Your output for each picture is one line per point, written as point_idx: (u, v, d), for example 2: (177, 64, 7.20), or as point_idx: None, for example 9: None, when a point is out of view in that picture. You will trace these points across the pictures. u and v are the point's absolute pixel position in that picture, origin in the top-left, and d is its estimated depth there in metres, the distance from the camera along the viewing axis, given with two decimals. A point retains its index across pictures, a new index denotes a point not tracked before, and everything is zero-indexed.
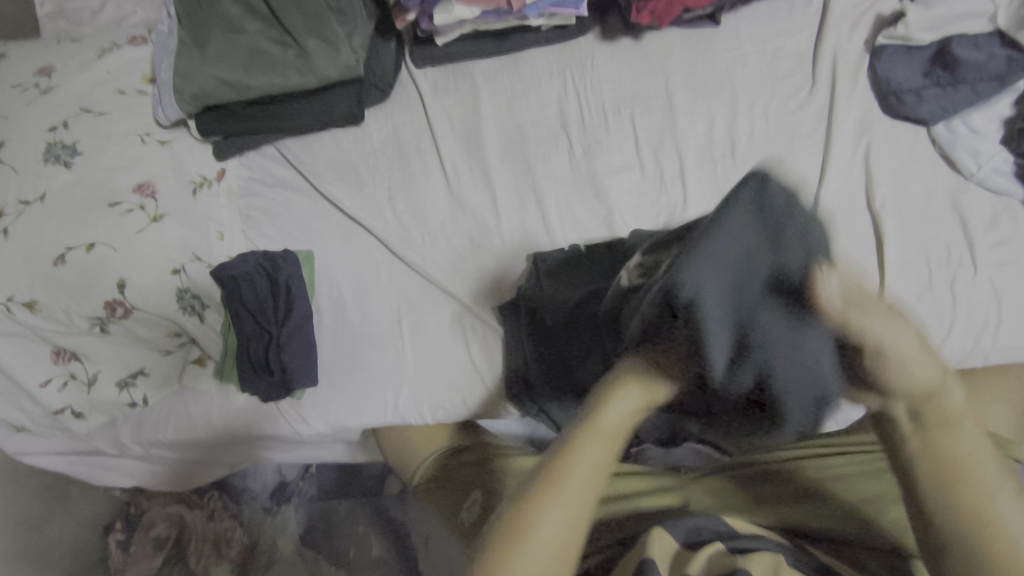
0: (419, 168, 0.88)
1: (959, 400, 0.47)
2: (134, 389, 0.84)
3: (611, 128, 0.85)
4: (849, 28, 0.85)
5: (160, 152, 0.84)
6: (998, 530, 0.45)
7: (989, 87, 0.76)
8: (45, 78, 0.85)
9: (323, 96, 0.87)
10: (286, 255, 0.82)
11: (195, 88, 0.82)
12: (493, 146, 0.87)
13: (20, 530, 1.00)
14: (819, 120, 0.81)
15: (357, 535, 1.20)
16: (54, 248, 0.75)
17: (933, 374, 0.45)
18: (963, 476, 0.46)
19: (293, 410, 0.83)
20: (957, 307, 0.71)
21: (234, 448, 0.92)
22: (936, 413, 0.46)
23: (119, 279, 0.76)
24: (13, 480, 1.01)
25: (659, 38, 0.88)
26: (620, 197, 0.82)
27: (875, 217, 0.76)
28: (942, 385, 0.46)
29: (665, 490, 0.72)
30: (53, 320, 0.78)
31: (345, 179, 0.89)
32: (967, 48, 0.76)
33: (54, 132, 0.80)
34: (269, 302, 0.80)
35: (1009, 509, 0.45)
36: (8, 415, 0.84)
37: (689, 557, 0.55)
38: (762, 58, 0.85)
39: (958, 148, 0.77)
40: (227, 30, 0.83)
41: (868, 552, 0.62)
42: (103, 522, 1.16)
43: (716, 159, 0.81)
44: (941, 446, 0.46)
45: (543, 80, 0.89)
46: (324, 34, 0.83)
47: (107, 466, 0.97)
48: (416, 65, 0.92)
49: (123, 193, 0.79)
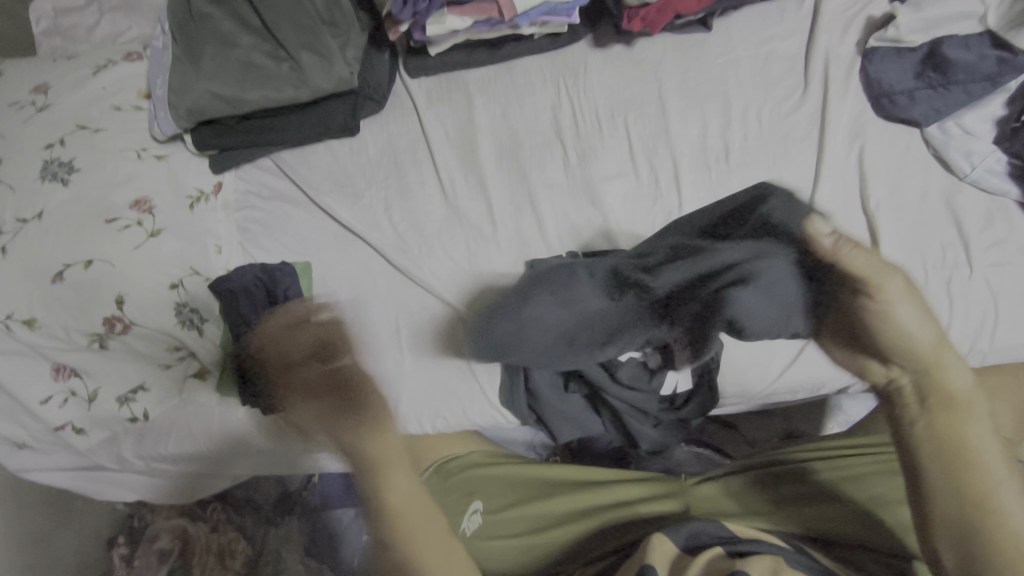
0: (415, 178, 0.88)
1: (967, 387, 0.57)
2: (134, 404, 0.83)
3: (604, 134, 0.85)
4: (841, 30, 0.85)
5: (157, 167, 0.84)
6: (999, 514, 0.51)
7: (981, 87, 0.76)
8: (41, 96, 0.85)
9: (318, 109, 0.87)
10: (283, 268, 0.83)
11: (190, 104, 0.82)
12: (489, 155, 0.87)
13: (24, 546, 1.00)
14: (812, 123, 0.81)
15: (362, 543, 1.21)
16: (53, 265, 0.76)
17: (928, 342, 0.57)
18: (969, 461, 0.54)
19: (294, 422, 0.84)
20: (955, 307, 0.71)
21: (236, 460, 0.92)
22: (944, 399, 0.56)
23: (117, 295, 0.76)
24: (16, 496, 1.01)
25: (651, 44, 0.88)
26: (615, 203, 0.82)
27: (870, 219, 0.76)
28: (937, 360, 0.57)
29: (667, 495, 0.71)
30: (53, 337, 0.78)
31: (342, 190, 0.89)
32: (957, 49, 0.76)
33: (51, 150, 0.81)
34: (267, 315, 0.80)
35: (1009, 499, 0.52)
36: (10, 433, 0.84)
37: (688, 562, 0.55)
38: (755, 61, 0.85)
39: (951, 149, 0.77)
40: (221, 45, 0.83)
41: (868, 553, 0.61)
42: (107, 536, 1.16)
43: (710, 164, 0.82)
44: (953, 430, 0.55)
45: (537, 87, 0.89)
46: (317, 48, 0.83)
47: (109, 481, 0.98)
48: (410, 76, 0.92)
49: (120, 209, 0.79)
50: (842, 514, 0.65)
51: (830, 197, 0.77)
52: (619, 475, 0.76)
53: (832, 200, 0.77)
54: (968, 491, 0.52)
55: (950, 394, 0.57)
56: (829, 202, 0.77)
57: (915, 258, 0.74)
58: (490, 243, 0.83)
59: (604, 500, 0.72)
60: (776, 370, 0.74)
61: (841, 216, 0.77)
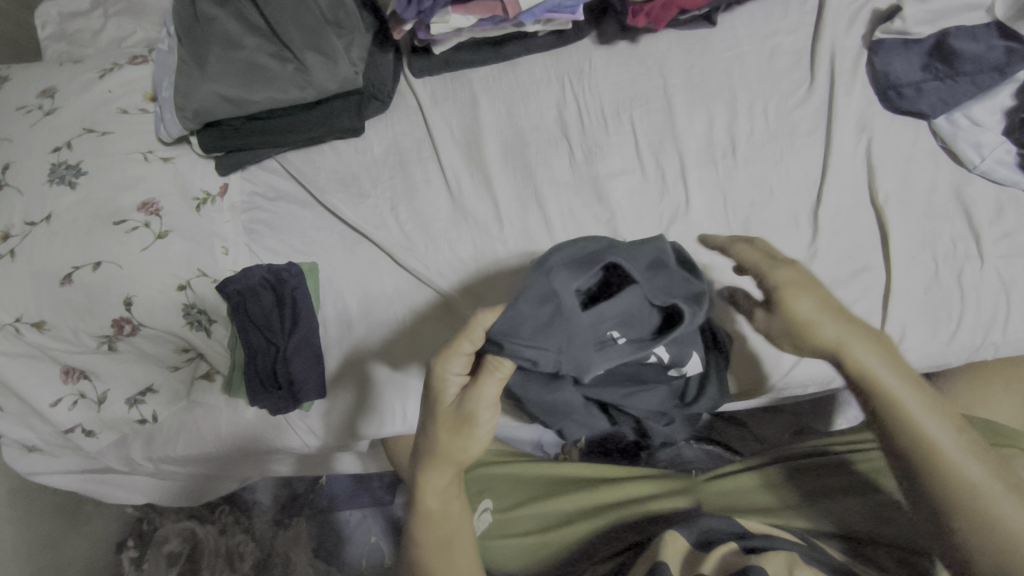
0: (421, 177, 0.88)
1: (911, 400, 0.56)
2: (143, 406, 0.84)
3: (610, 132, 0.85)
4: (847, 23, 0.84)
5: (163, 169, 0.85)
6: (996, 516, 0.51)
7: (988, 78, 0.75)
8: (48, 99, 0.86)
9: (323, 109, 0.87)
10: (290, 268, 0.82)
11: (196, 105, 0.82)
12: (494, 153, 0.87)
13: (34, 549, 1.00)
14: (818, 117, 0.81)
15: (370, 545, 1.21)
16: (61, 267, 0.76)
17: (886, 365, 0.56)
18: (948, 469, 0.54)
19: (302, 422, 0.85)
20: (965, 300, 0.71)
21: (245, 461, 0.92)
22: (897, 416, 0.56)
23: (125, 296, 0.76)
24: (26, 499, 1.02)
25: (656, 41, 0.88)
26: (621, 200, 0.82)
27: (878, 211, 0.76)
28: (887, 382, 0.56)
29: (676, 492, 0.71)
30: (62, 339, 0.78)
31: (348, 191, 0.90)
32: (964, 39, 0.76)
33: (58, 153, 0.81)
34: (275, 315, 0.80)
35: (1008, 505, 0.51)
36: (19, 436, 0.85)
37: (702, 557, 0.55)
38: (760, 56, 0.85)
39: (959, 140, 0.77)
40: (226, 46, 0.83)
41: (883, 548, 0.60)
42: (115, 539, 1.16)
43: (716, 159, 0.82)
44: (924, 442, 0.55)
45: (541, 85, 0.89)
46: (322, 48, 0.83)
47: (118, 483, 0.98)
48: (415, 76, 0.92)
49: (128, 211, 0.79)
50: (856, 508, 0.64)
51: (837, 191, 0.77)
52: (630, 472, 0.75)
53: (839, 194, 0.77)
54: (955, 496, 0.53)
55: (897, 407, 0.56)
56: (835, 197, 0.77)
57: (924, 251, 0.73)
58: (497, 241, 0.83)
59: (614, 497, 0.71)
60: (786, 365, 0.74)
61: (849, 210, 0.77)
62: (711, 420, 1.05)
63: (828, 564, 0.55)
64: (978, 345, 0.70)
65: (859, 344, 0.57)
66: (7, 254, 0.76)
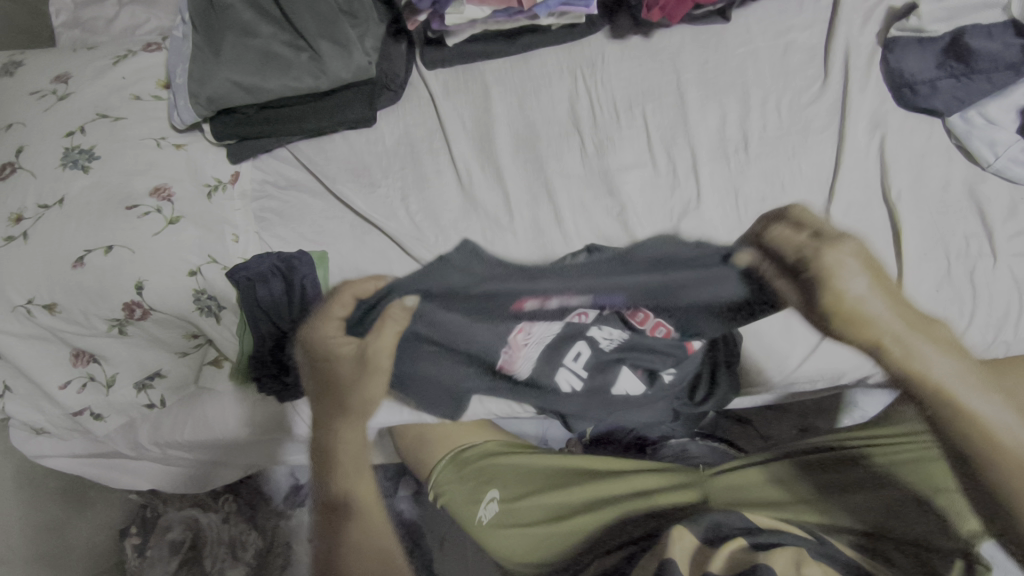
0: (431, 168, 0.84)
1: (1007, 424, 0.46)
2: (151, 390, 0.85)
3: (622, 126, 0.85)
4: (861, 21, 0.87)
5: (176, 155, 0.85)
6: None
7: (1003, 75, 0.78)
8: (62, 85, 0.87)
9: (335, 98, 0.88)
10: (301, 255, 0.81)
11: (210, 92, 0.83)
12: (505, 141, 0.84)
13: (38, 534, 1.01)
14: (831, 115, 0.80)
15: None
16: (73, 250, 0.76)
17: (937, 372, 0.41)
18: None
19: (309, 412, 0.81)
20: (980, 298, 0.67)
21: (253, 448, 0.93)
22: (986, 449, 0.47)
23: (136, 281, 0.77)
24: (32, 484, 1.02)
25: (670, 35, 0.90)
26: (633, 193, 0.76)
27: (891, 208, 0.73)
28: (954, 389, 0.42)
29: (684, 485, 0.71)
30: (72, 322, 0.78)
31: (358, 180, 0.87)
32: (980, 38, 0.78)
33: (72, 138, 0.82)
34: (284, 301, 0.76)
35: None
36: (27, 418, 0.85)
37: (710, 555, 0.54)
38: (774, 52, 0.86)
39: (973, 138, 0.78)
40: (240, 34, 0.83)
41: (895, 545, 0.58)
42: (118, 526, 1.16)
43: (729, 155, 0.79)
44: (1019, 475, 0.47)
45: (555, 79, 0.91)
46: (335, 36, 0.84)
47: (124, 469, 0.98)
48: (428, 67, 0.95)
49: (140, 196, 0.80)
50: (862, 504, 0.63)
51: None
52: (641, 466, 0.75)
53: None
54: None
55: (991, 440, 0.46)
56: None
57: (939, 248, 0.71)
58: None
59: (625, 489, 0.71)
60: (796, 360, 0.72)
61: (863, 205, 0.72)
62: (717, 419, 1.05)
63: (838, 559, 0.55)
64: (991, 343, 0.69)
65: (906, 335, 0.40)
66: (19, 236, 0.77)
